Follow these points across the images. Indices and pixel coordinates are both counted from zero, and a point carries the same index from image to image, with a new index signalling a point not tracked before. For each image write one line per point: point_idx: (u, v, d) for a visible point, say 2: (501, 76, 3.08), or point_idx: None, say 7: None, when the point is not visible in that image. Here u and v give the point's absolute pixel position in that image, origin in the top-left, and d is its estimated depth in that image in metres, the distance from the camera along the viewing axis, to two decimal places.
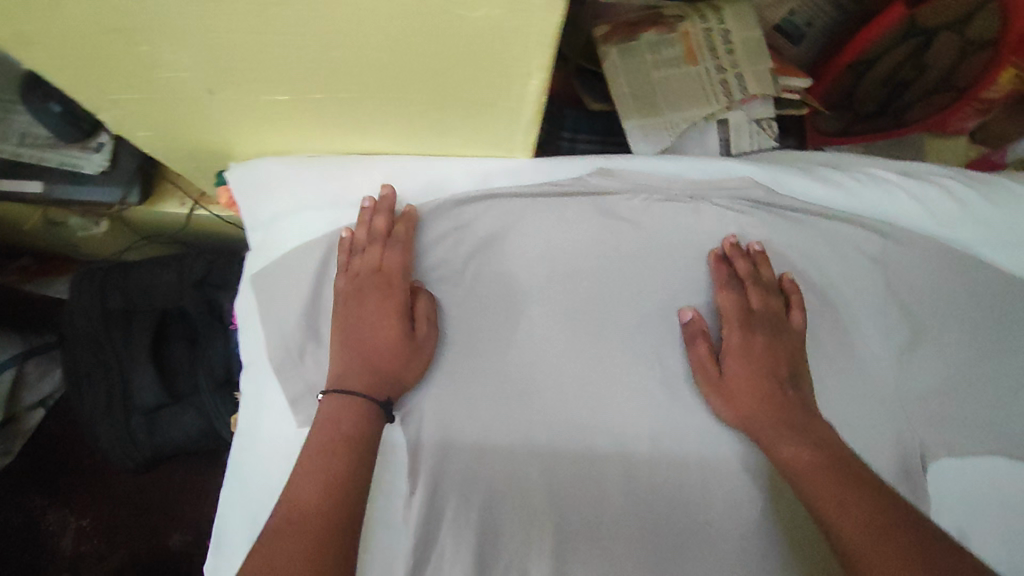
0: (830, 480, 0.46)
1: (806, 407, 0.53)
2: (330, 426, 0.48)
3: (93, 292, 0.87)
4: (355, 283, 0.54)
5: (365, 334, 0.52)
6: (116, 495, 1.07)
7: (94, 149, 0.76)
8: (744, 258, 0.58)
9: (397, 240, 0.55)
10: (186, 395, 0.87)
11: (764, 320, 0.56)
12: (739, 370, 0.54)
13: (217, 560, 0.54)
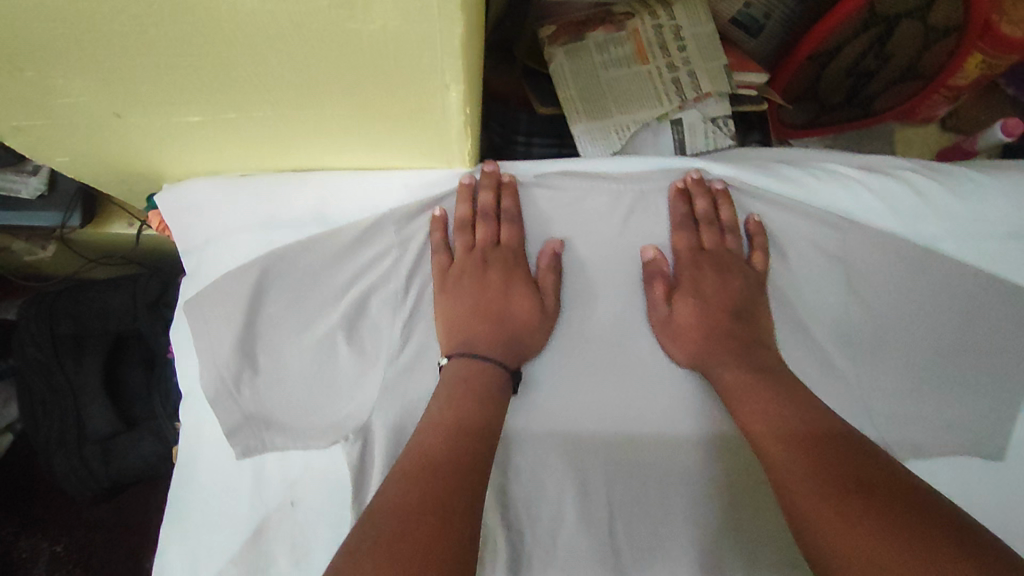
0: (766, 403, 0.50)
1: (752, 332, 0.55)
2: (461, 386, 0.51)
3: (42, 318, 0.82)
4: (479, 257, 0.55)
5: (494, 306, 0.54)
6: (88, 519, 1.02)
7: (31, 172, 0.73)
8: (705, 196, 0.57)
9: (510, 214, 0.55)
10: (144, 420, 0.84)
11: (715, 257, 0.57)
12: (687, 311, 0.55)
13: None
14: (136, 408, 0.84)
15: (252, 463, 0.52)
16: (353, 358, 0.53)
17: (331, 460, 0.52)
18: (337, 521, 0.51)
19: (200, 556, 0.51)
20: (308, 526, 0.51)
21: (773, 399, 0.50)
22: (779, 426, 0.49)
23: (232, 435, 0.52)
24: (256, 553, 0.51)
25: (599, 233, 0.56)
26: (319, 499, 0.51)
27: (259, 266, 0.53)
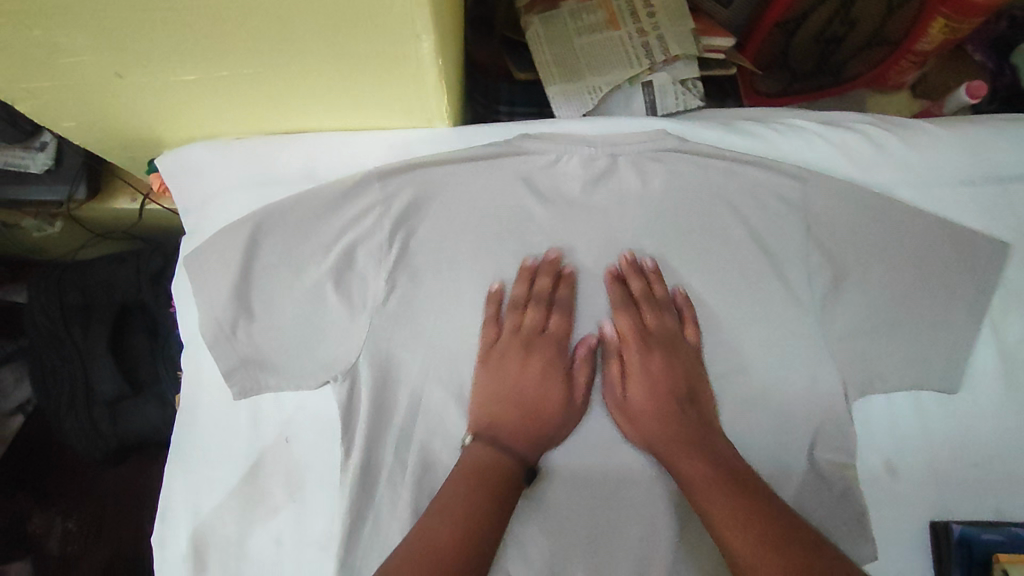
0: (723, 495, 0.48)
1: (702, 424, 0.54)
2: (476, 475, 0.51)
3: (51, 291, 0.87)
4: (521, 340, 0.56)
5: (529, 391, 0.55)
6: (98, 494, 1.04)
7: (38, 148, 0.77)
8: (640, 276, 0.58)
9: (562, 303, 0.57)
10: (148, 384, 0.88)
11: (659, 338, 0.57)
12: (640, 395, 0.56)
13: (161, 532, 0.54)
14: (141, 372, 0.88)
15: (251, 403, 0.56)
16: (341, 305, 0.56)
17: (323, 400, 0.56)
18: (329, 454, 0.55)
19: (201, 490, 0.55)
20: (302, 462, 0.55)
21: (729, 491, 0.49)
22: (744, 523, 0.46)
23: (229, 378, 0.56)
24: (254, 484, 0.54)
25: (573, 188, 0.59)
26: (314, 435, 0.55)
27: (255, 219, 0.57)
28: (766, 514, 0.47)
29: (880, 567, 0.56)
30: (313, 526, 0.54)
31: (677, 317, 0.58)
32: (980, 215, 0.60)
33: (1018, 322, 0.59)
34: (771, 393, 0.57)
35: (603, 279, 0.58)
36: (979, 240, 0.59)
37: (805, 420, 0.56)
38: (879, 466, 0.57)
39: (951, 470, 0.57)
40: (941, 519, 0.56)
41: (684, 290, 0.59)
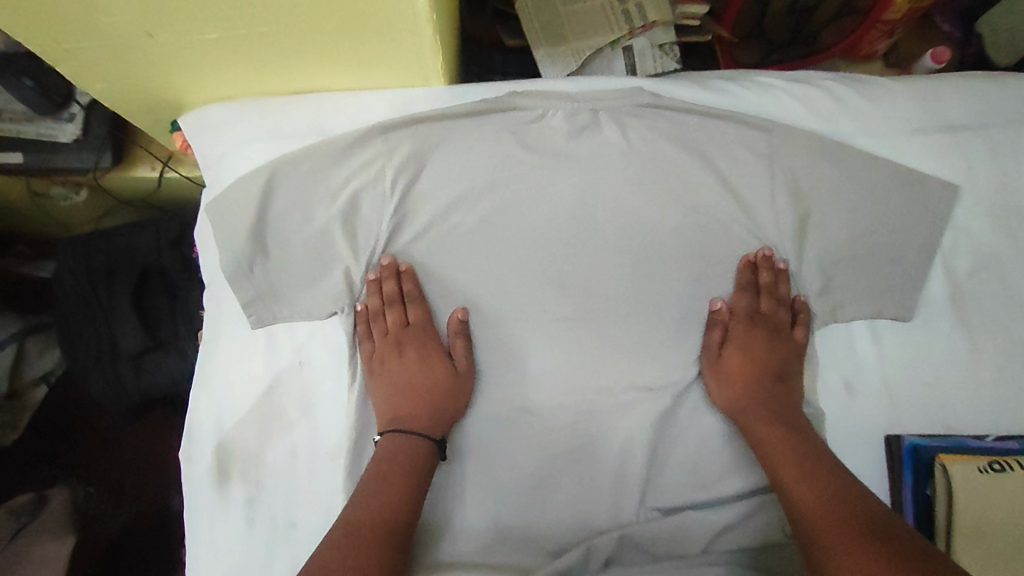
0: (802, 459, 0.55)
1: (790, 401, 0.60)
2: (384, 461, 0.56)
3: (78, 255, 0.94)
4: (389, 341, 0.61)
5: (412, 378, 0.61)
6: (117, 462, 1.10)
7: (67, 119, 0.83)
8: (771, 272, 0.63)
9: (412, 297, 0.62)
10: (169, 343, 0.94)
11: (767, 322, 0.63)
12: (736, 359, 0.62)
13: (187, 446, 0.61)
14: (162, 329, 0.94)
15: (266, 333, 0.62)
16: (347, 244, 0.62)
17: (331, 329, 0.63)
18: (337, 377, 0.62)
19: (223, 409, 0.61)
20: (314, 384, 0.62)
21: (800, 453, 0.55)
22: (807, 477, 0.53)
23: (247, 311, 0.62)
24: (270, 403, 0.61)
25: (558, 138, 0.65)
26: (325, 360, 0.62)
27: (268, 168, 0.62)
28: (839, 480, 0.53)
29: None
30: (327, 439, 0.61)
31: (793, 312, 0.64)
32: (933, 159, 0.66)
33: (968, 257, 0.65)
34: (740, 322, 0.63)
35: (587, 223, 0.63)
36: (932, 181, 0.65)
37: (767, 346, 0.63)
38: (835, 388, 0.63)
39: (903, 390, 0.63)
40: (894, 435, 0.62)
41: (769, 250, 0.63)
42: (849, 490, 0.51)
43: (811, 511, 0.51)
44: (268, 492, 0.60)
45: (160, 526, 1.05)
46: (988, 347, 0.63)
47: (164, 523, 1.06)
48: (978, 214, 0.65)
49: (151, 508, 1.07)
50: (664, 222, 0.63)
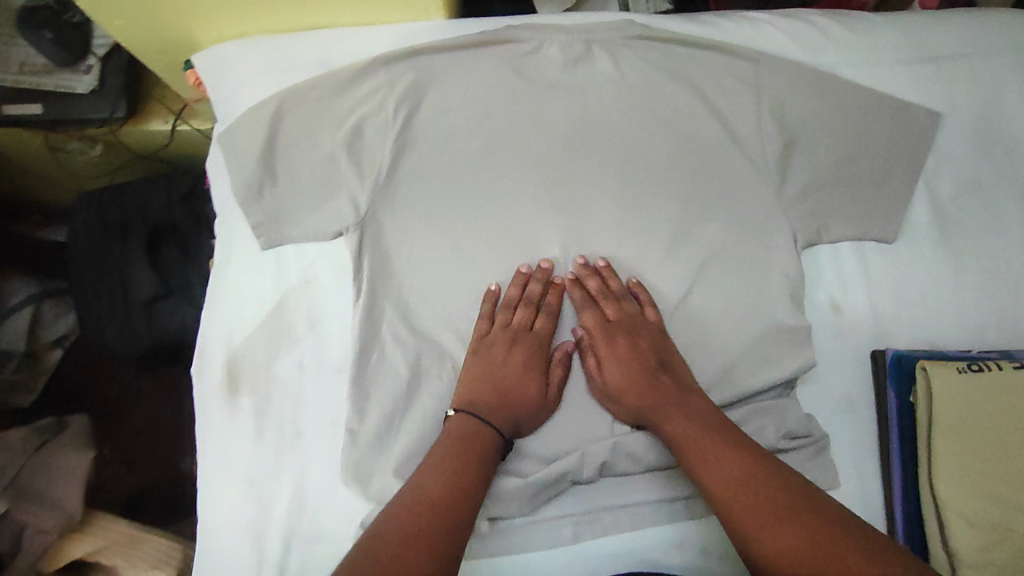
0: (702, 450, 0.52)
1: (676, 385, 0.58)
2: (464, 442, 0.54)
3: (93, 209, 0.95)
4: (511, 335, 0.61)
5: (513, 375, 0.60)
6: (129, 428, 1.15)
7: (85, 71, 0.88)
8: (595, 276, 0.64)
9: (550, 308, 0.63)
10: (180, 290, 0.97)
11: (620, 324, 0.61)
12: (614, 371, 0.60)
13: (200, 363, 0.64)
14: (173, 279, 0.97)
15: (273, 254, 0.66)
16: (352, 170, 0.65)
17: (336, 250, 0.66)
18: (342, 295, 0.65)
19: (233, 326, 0.65)
20: (322, 302, 0.65)
21: (708, 444, 0.52)
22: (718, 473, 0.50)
23: (257, 233, 0.65)
24: (278, 320, 0.65)
25: (553, 70, 0.67)
26: (331, 281, 0.65)
27: (277, 98, 0.66)
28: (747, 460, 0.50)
29: (822, 390, 0.64)
30: (332, 354, 0.64)
31: (638, 302, 0.63)
32: (915, 89, 0.68)
33: (950, 182, 0.67)
34: (729, 246, 0.65)
35: (580, 150, 0.66)
36: (914, 109, 0.67)
37: (763, 268, 0.65)
38: (823, 309, 0.65)
39: (889, 309, 0.65)
40: (880, 349, 0.64)
41: (603, 259, 0.64)
42: (760, 473, 0.49)
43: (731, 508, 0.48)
44: (275, 404, 0.64)
45: (174, 486, 1.11)
46: (969, 267, 0.65)
47: (177, 483, 1.12)
48: (960, 141, 0.67)
49: (163, 465, 1.13)
50: (656, 150, 0.66)
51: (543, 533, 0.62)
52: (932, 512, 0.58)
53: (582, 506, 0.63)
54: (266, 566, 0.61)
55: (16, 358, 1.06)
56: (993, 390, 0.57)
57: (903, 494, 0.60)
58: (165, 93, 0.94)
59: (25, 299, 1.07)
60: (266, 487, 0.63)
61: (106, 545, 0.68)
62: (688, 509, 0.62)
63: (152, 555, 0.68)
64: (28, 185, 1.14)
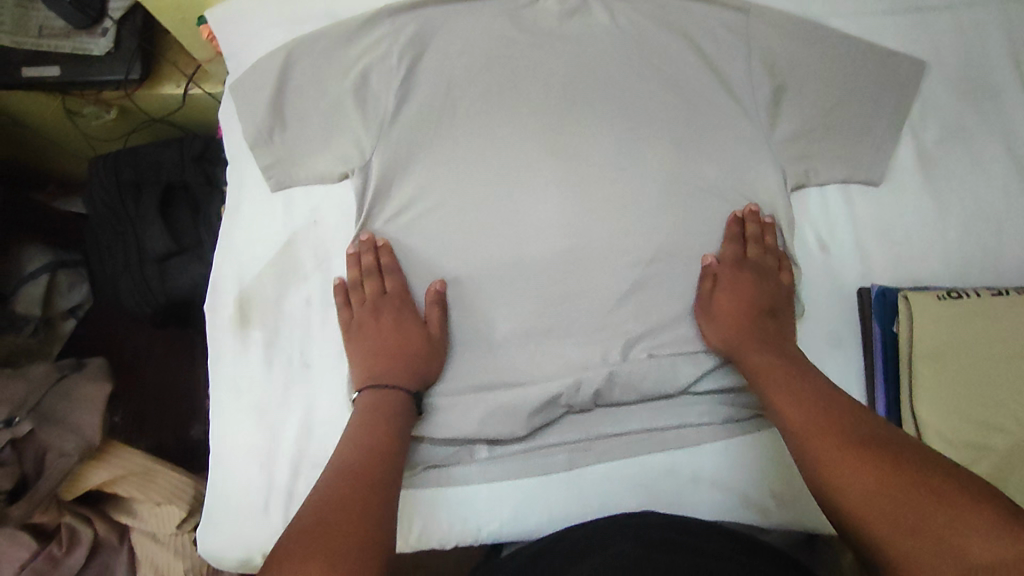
0: (795, 388, 0.57)
1: (782, 336, 0.63)
2: (367, 412, 0.60)
3: (109, 168, 1.00)
4: (369, 306, 0.66)
5: (388, 339, 0.64)
6: (142, 394, 1.18)
7: (100, 34, 0.91)
8: (758, 224, 0.66)
9: (390, 268, 0.66)
10: (192, 247, 1.00)
11: (755, 266, 0.65)
12: (727, 300, 0.64)
13: (212, 300, 0.68)
14: (185, 237, 1.00)
15: (283, 195, 0.70)
16: (358, 115, 0.67)
17: (343, 192, 0.70)
18: (347, 235, 0.69)
19: (244, 265, 0.68)
20: (330, 242, 0.69)
21: (803, 386, 0.57)
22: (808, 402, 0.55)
23: (268, 175, 0.68)
24: (287, 258, 0.68)
25: (551, 22, 0.70)
26: (338, 221, 0.69)
27: (286, 47, 0.68)
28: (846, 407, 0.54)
29: (810, 324, 0.66)
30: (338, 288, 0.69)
31: (778, 257, 0.66)
32: (899, 39, 0.71)
33: (934, 126, 0.70)
34: (720, 188, 0.67)
35: (578, 96, 0.68)
36: (900, 57, 0.69)
37: (754, 209, 0.67)
38: (809, 248, 0.68)
39: (873, 248, 0.68)
40: (867, 286, 0.66)
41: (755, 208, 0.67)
42: (854, 417, 0.53)
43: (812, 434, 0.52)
44: (285, 337, 0.67)
45: (185, 450, 1.14)
46: (954, 207, 0.68)
47: (188, 448, 1.15)
48: (944, 88, 0.70)
49: (174, 429, 1.16)
50: (652, 96, 0.68)
51: (540, 457, 0.65)
52: (911, 434, 0.61)
53: (577, 434, 0.66)
54: (276, 489, 0.65)
55: (33, 322, 1.11)
56: (960, 316, 0.60)
57: (885, 418, 0.63)
58: (178, 57, 0.97)
59: (41, 265, 1.12)
60: (276, 415, 0.66)
61: (123, 474, 0.72)
62: (679, 436, 0.65)
63: (166, 488, 0.74)
64: (42, 155, 1.16)
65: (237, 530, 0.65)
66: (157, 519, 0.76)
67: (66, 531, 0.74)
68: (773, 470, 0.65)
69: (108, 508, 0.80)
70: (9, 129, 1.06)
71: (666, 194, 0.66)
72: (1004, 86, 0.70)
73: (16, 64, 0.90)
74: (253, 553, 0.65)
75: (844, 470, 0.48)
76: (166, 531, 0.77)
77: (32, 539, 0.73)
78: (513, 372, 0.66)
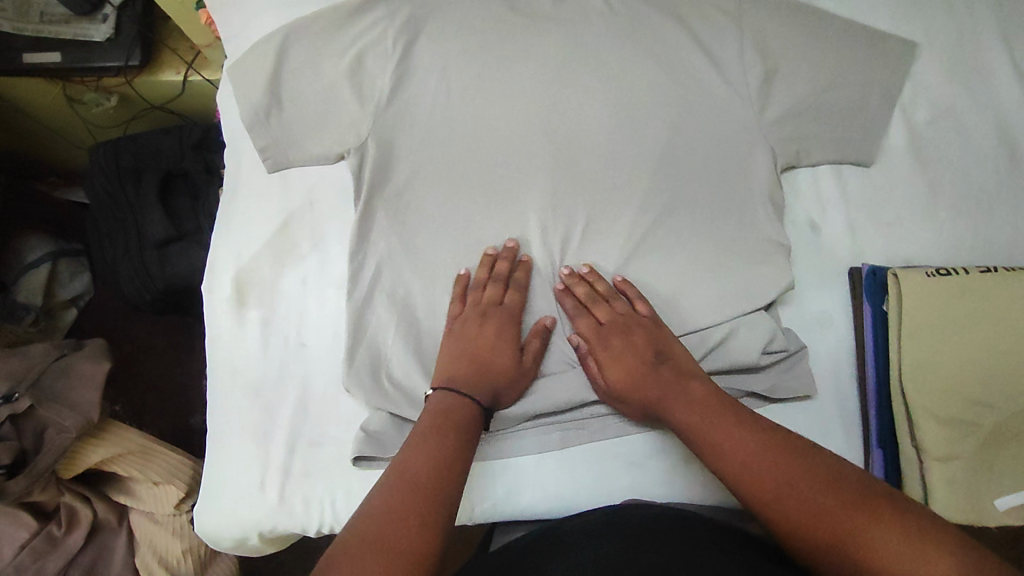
0: (712, 434, 0.54)
1: (673, 373, 0.59)
2: (442, 415, 0.56)
3: (109, 154, 1.00)
4: (476, 310, 0.64)
5: (483, 349, 0.62)
6: (141, 384, 1.18)
7: (101, 20, 0.92)
8: (581, 282, 0.65)
9: (519, 284, 0.65)
10: (191, 234, 1.01)
11: (614, 324, 0.62)
12: (614, 365, 0.61)
13: (210, 280, 0.69)
14: (184, 224, 1.01)
15: (280, 176, 0.70)
16: (354, 97, 0.68)
17: (340, 174, 0.71)
18: (345, 215, 0.70)
19: (242, 246, 0.69)
20: (328, 223, 0.70)
21: (713, 430, 0.54)
22: (732, 445, 0.52)
23: (266, 156, 0.69)
24: (285, 238, 0.69)
25: (544, 5, 0.71)
26: (336, 202, 0.70)
27: (282, 29, 0.69)
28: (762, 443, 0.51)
29: (802, 302, 0.67)
30: (336, 267, 0.69)
31: (627, 303, 0.64)
32: (889, 22, 0.72)
33: (924, 108, 0.71)
34: (713, 168, 0.67)
35: (572, 78, 0.69)
36: (890, 39, 0.70)
37: (746, 190, 0.68)
38: (801, 229, 0.69)
39: (864, 229, 0.68)
40: (858, 266, 0.67)
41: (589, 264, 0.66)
42: (774, 454, 0.50)
43: (746, 489, 0.50)
44: (283, 316, 0.68)
45: (184, 440, 1.14)
46: (945, 187, 0.69)
47: (187, 438, 1.14)
48: (933, 70, 0.71)
49: (173, 419, 1.15)
50: (644, 78, 0.69)
51: (534, 436, 0.65)
52: (901, 411, 0.61)
53: (572, 414, 0.66)
54: (272, 467, 0.64)
55: (35, 311, 1.10)
56: (952, 296, 0.61)
57: (875, 393, 0.63)
58: (178, 44, 0.98)
59: (43, 255, 1.13)
60: (273, 393, 0.66)
61: (120, 452, 0.73)
62: None
63: (164, 469, 0.75)
64: (44, 145, 1.18)
65: (233, 509, 0.65)
66: (155, 500, 0.77)
67: (64, 510, 0.75)
68: None
69: (107, 490, 0.80)
70: (11, 117, 1.08)
71: (659, 176, 0.67)
72: (991, 69, 0.72)
73: (17, 49, 0.91)
74: (248, 532, 0.65)
75: (787, 522, 0.47)
76: (164, 512, 0.78)
77: (30, 518, 0.74)
78: None
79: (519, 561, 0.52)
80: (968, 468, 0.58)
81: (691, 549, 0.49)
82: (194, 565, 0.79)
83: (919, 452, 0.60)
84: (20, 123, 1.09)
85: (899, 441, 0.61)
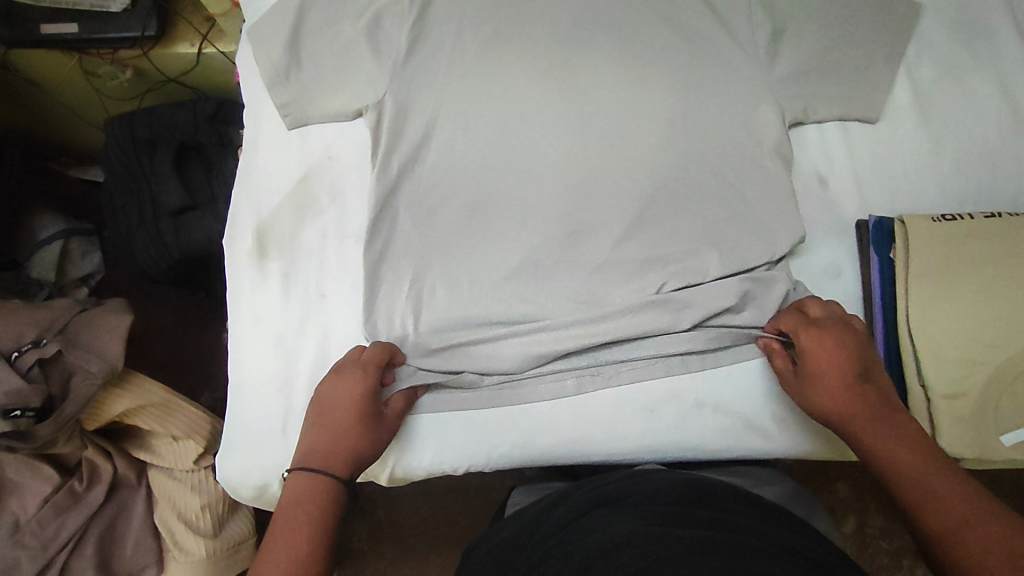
0: (912, 473, 0.53)
1: (882, 399, 0.58)
2: (293, 506, 0.57)
3: (124, 125, 1.02)
4: (339, 368, 0.63)
5: (335, 409, 0.61)
6: (152, 359, 1.18)
7: None
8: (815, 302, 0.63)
9: (384, 348, 0.65)
10: (205, 203, 1.02)
11: (831, 325, 0.60)
12: (812, 366, 0.59)
13: (231, 237, 0.70)
14: (199, 194, 1.02)
15: (300, 133, 0.72)
16: (372, 53, 0.69)
17: (358, 132, 0.72)
18: (360, 171, 0.72)
19: (262, 202, 0.70)
20: (346, 181, 0.72)
21: (915, 464, 0.54)
22: (939, 487, 0.52)
23: (285, 115, 0.71)
24: (305, 193, 0.71)
25: None
26: (352, 161, 0.72)
27: None
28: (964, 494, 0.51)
29: (811, 252, 0.69)
30: (353, 223, 0.71)
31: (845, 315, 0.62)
32: None
33: (928, 67, 0.73)
34: (724, 124, 0.69)
35: (585, 36, 0.71)
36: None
37: (757, 145, 0.69)
38: (810, 184, 0.70)
39: (870, 182, 0.70)
40: (864, 219, 0.69)
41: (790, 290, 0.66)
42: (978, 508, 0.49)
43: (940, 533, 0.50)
44: (302, 269, 0.70)
45: None
46: (949, 142, 0.71)
47: None
48: (937, 30, 0.73)
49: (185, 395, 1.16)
50: (655, 37, 0.70)
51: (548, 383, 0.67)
52: (908, 352, 0.64)
53: (586, 359, 0.67)
54: (294, 414, 0.66)
55: (48, 287, 1.11)
56: (952, 240, 0.64)
57: (883, 340, 0.66)
58: (193, 17, 1.00)
59: (55, 232, 1.14)
60: (294, 342, 0.68)
61: (145, 403, 0.74)
62: (684, 363, 0.67)
63: (184, 424, 0.76)
64: (59, 125, 1.19)
65: (255, 455, 0.66)
66: (173, 455, 0.79)
67: (85, 464, 0.77)
68: (778, 393, 0.67)
69: (129, 446, 0.82)
70: (25, 92, 1.08)
71: (673, 132, 0.69)
72: (992, 28, 0.74)
73: (35, 20, 0.93)
74: (269, 478, 0.66)
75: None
76: (181, 468, 0.80)
77: (54, 473, 0.75)
78: (524, 304, 0.67)
79: (524, 540, 0.54)
80: (974, 405, 0.61)
81: (703, 519, 0.48)
82: (211, 522, 0.80)
83: (925, 391, 0.62)
84: (34, 98, 1.10)
85: (907, 382, 0.64)
